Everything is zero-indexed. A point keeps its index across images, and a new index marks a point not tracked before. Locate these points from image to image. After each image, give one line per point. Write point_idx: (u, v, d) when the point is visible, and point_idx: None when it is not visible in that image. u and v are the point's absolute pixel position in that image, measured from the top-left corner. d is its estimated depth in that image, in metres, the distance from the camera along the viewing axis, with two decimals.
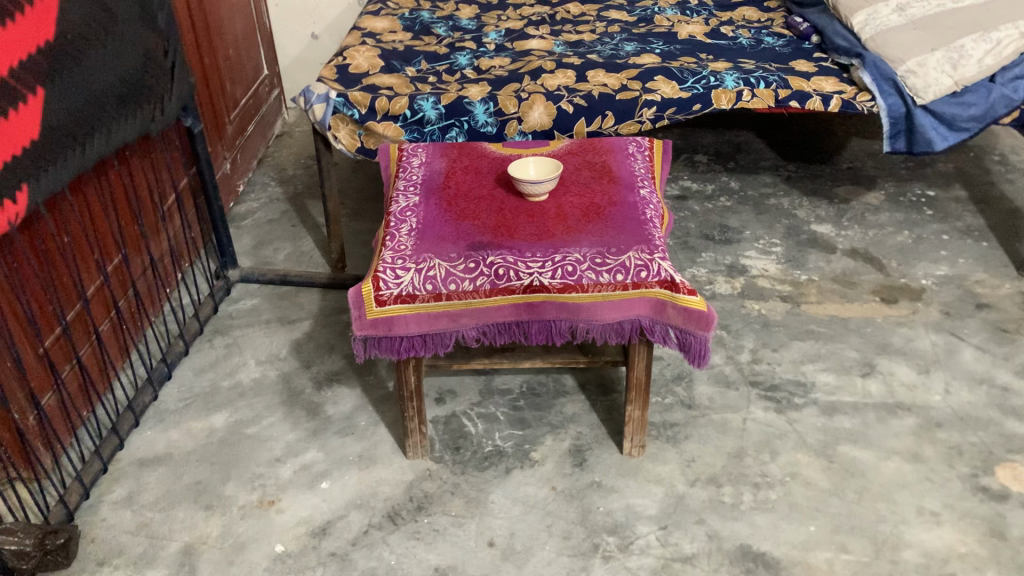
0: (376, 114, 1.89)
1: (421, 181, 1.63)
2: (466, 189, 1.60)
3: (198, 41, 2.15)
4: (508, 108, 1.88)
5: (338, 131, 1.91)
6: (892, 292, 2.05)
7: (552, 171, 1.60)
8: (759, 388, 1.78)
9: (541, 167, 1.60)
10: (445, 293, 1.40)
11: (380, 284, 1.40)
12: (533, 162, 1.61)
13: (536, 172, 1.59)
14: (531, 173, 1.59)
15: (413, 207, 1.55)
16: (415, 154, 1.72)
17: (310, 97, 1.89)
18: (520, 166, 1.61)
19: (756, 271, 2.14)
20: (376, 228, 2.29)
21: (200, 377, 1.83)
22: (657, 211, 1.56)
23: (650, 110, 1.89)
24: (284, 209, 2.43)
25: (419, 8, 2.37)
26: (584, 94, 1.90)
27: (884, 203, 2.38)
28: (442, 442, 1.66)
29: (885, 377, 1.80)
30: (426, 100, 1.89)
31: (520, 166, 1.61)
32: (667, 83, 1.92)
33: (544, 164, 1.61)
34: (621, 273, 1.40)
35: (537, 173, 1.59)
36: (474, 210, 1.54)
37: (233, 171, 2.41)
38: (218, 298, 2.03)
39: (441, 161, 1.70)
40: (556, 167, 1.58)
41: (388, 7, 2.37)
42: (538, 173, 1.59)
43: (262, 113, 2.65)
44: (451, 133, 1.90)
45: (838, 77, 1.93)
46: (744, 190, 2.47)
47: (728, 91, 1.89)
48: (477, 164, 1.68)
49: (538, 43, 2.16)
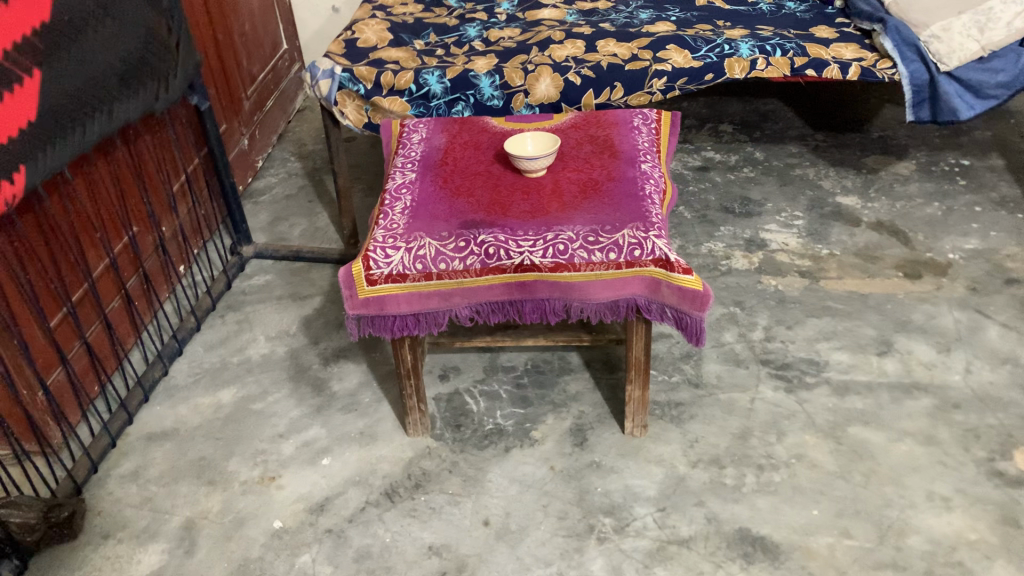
0: (381, 89, 1.88)
1: (420, 157, 1.61)
2: (464, 166, 1.58)
3: (212, 18, 2.15)
4: (514, 80, 1.85)
5: (344, 107, 1.90)
6: (916, 266, 1.97)
7: (551, 145, 1.56)
8: (770, 366, 1.73)
9: (539, 143, 1.55)
10: (436, 272, 1.38)
11: (370, 263, 1.39)
12: (532, 138, 1.56)
13: (534, 148, 1.55)
14: (528, 149, 1.55)
15: (408, 184, 1.54)
16: (416, 130, 1.70)
17: (316, 73, 1.89)
18: (517, 142, 1.57)
19: (775, 245, 2.08)
20: None
21: (211, 353, 1.85)
22: (658, 187, 1.52)
23: (660, 81, 1.83)
24: (301, 184, 2.44)
25: None
26: (593, 65, 1.85)
27: (915, 173, 2.29)
28: (443, 420, 1.65)
29: (903, 355, 1.74)
30: (432, 74, 1.87)
31: (518, 142, 1.57)
32: (681, 52, 1.86)
33: (543, 139, 1.56)
34: (614, 252, 1.37)
35: (536, 150, 1.54)
36: (470, 187, 1.52)
37: (251, 146, 2.42)
38: (231, 274, 2.05)
39: (442, 137, 1.68)
40: (553, 147, 1.53)
41: None
42: (535, 150, 1.54)
43: (282, 88, 2.66)
44: (457, 107, 1.87)
45: (858, 44, 1.85)
46: (769, 160, 2.40)
47: (741, 60, 1.83)
48: (478, 139, 1.66)
49: (551, 13, 2.11)
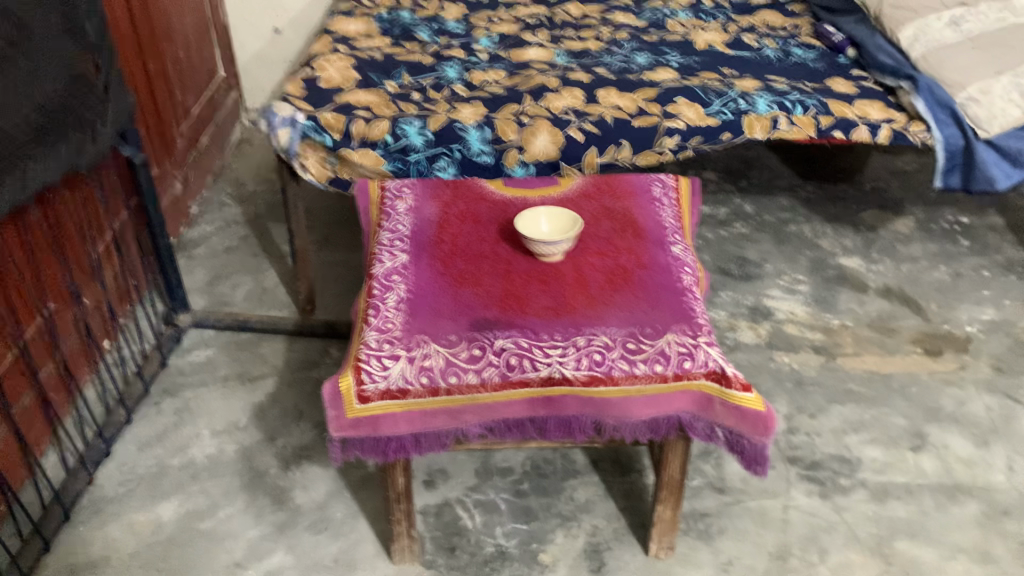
0: (351, 139, 1.62)
1: (410, 233, 1.36)
2: (465, 245, 1.34)
3: (144, 49, 1.84)
4: (507, 135, 1.62)
5: (306, 159, 1.63)
6: (935, 341, 1.82)
7: (567, 223, 1.32)
8: (798, 466, 1.55)
9: (554, 222, 1.32)
10: (444, 387, 1.13)
11: (363, 376, 1.13)
12: (550, 212, 1.33)
13: (553, 236, 1.30)
14: (543, 234, 1.30)
15: (401, 269, 1.29)
16: (401, 197, 1.45)
17: (273, 120, 1.62)
18: (528, 223, 1.32)
19: (782, 315, 1.90)
20: (349, 259, 2.02)
21: (145, 454, 1.56)
22: (693, 275, 1.30)
23: (672, 140, 1.63)
24: (243, 234, 2.14)
25: (399, 6, 2.07)
26: (596, 120, 1.64)
27: (915, 231, 2.15)
28: (434, 542, 1.40)
29: (939, 451, 1.57)
30: (411, 124, 1.63)
31: (529, 217, 1.33)
32: (691, 107, 1.66)
33: (561, 213, 1.33)
34: (661, 363, 1.14)
35: (555, 235, 1.29)
36: (476, 274, 1.28)
37: (185, 191, 2.11)
38: (165, 350, 1.75)
39: (433, 206, 1.43)
40: (576, 227, 1.30)
41: (362, 5, 2.06)
42: (552, 236, 1.30)
43: (218, 121, 2.35)
44: (440, 162, 1.62)
45: (883, 101, 1.68)
46: (761, 214, 2.22)
47: (761, 118, 1.63)
48: (475, 210, 1.42)
49: (537, 53, 1.88)
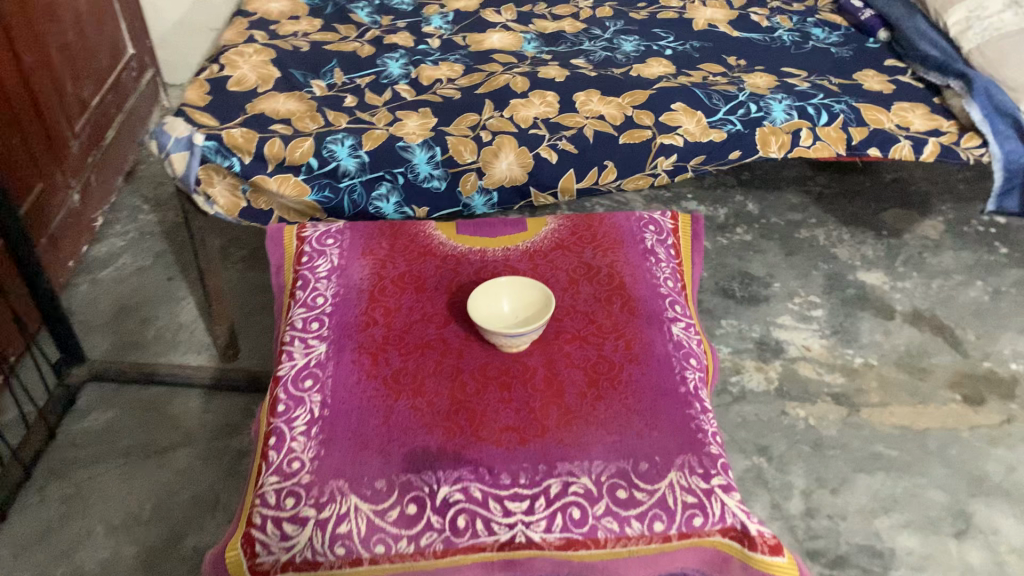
0: (266, 163, 1.29)
1: (331, 310, 1.05)
2: (402, 328, 1.03)
3: (12, 36, 1.49)
4: (461, 156, 1.29)
5: (211, 189, 1.30)
6: (975, 384, 1.54)
7: (536, 301, 1.01)
8: (820, 563, 1.28)
9: (516, 302, 1.02)
10: (368, 559, 0.83)
11: (258, 547, 0.83)
12: (512, 285, 1.02)
13: (522, 323, 0.99)
14: (507, 325, 0.99)
15: (316, 369, 0.98)
16: (322, 252, 1.13)
17: (164, 140, 1.28)
18: (485, 306, 1.01)
19: (795, 351, 1.61)
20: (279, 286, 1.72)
21: (22, 562, 1.27)
22: (700, 367, 1.00)
23: (667, 160, 1.30)
24: (159, 251, 1.82)
25: None
26: (573, 134, 1.30)
27: (945, 236, 1.86)
28: None
29: (987, 538, 1.31)
30: (340, 142, 1.30)
31: (483, 294, 1.01)
32: (692, 115, 1.33)
33: (524, 287, 1.02)
34: (661, 520, 0.84)
35: (524, 324, 0.99)
36: (415, 376, 0.97)
37: (85, 202, 1.78)
38: (54, 418, 1.45)
39: (362, 267, 1.11)
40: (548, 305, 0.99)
41: None
42: (518, 324, 0.99)
43: (129, 108, 1.99)
44: (379, 188, 1.30)
45: (927, 105, 1.37)
46: (766, 216, 1.91)
47: (778, 132, 1.31)
48: (417, 272, 1.10)
49: (501, 39, 1.54)
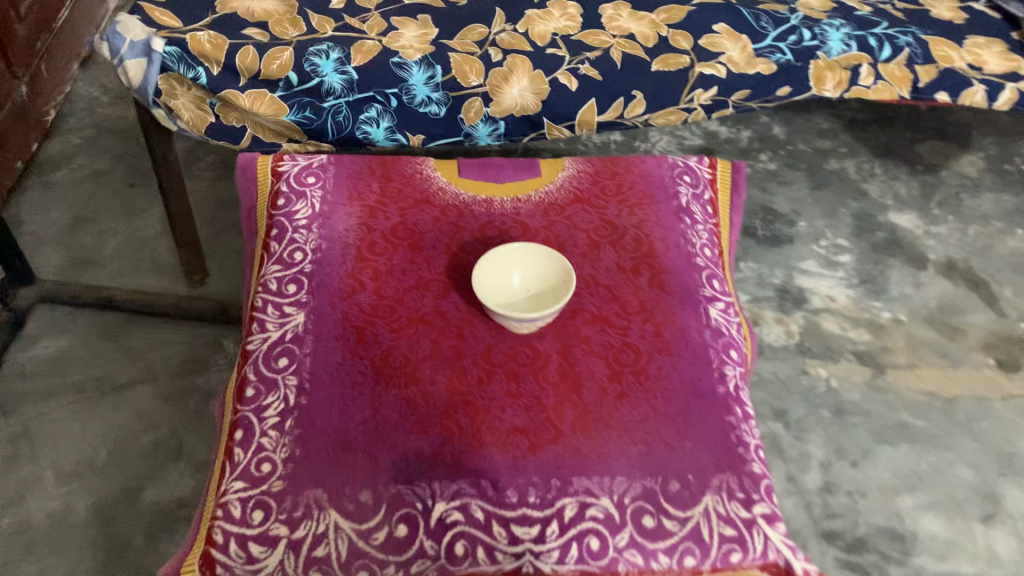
0: (238, 76, 1.10)
1: (311, 269, 0.89)
2: (394, 297, 0.87)
3: None
4: (466, 77, 1.11)
5: (174, 101, 1.12)
6: (1010, 348, 1.42)
7: (554, 275, 0.86)
8: (836, 546, 1.18)
9: (529, 273, 0.87)
10: None
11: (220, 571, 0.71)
12: (525, 252, 0.87)
13: (539, 304, 0.85)
14: (520, 307, 0.85)
15: (292, 345, 0.83)
16: (301, 193, 0.97)
17: (118, 44, 1.09)
18: (494, 280, 0.86)
19: (818, 301, 1.47)
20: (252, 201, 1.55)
21: None
22: (739, 361, 0.86)
23: (706, 94, 1.13)
24: (119, 152, 1.63)
25: None
26: (598, 57, 1.12)
27: (985, 175, 1.70)
28: None
29: (1015, 524, 1.22)
30: (324, 54, 1.10)
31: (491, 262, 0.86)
32: (737, 40, 1.14)
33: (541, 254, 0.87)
34: (693, 555, 0.73)
35: (540, 305, 0.85)
36: (409, 358, 0.83)
37: (33, 93, 1.57)
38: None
39: (348, 215, 0.95)
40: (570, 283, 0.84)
41: None
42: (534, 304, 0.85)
43: None
44: (369, 110, 1.13)
45: (1005, 40, 1.17)
46: (793, 142, 1.74)
47: (836, 67, 1.14)
48: (413, 225, 0.94)
49: None
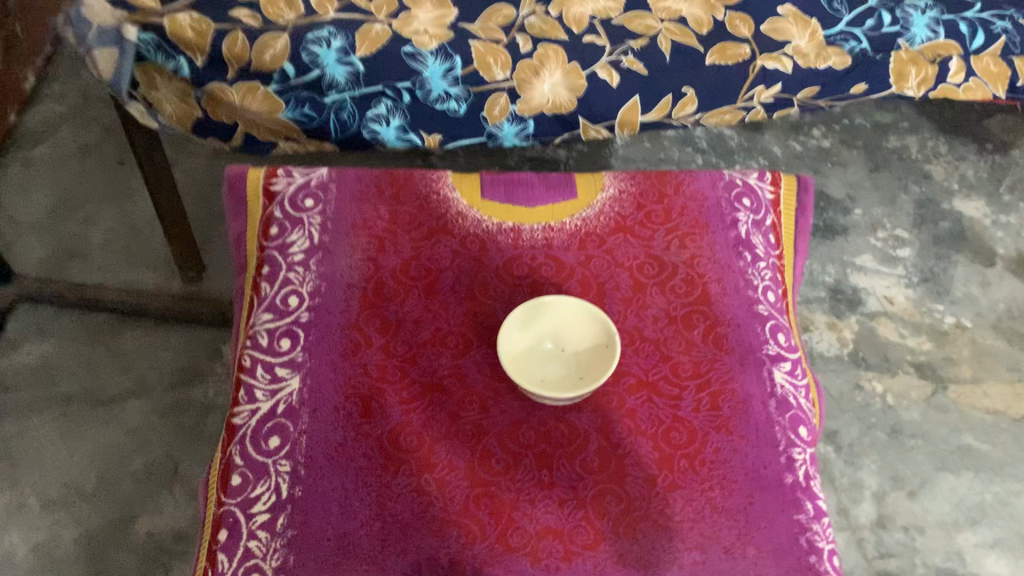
0: (224, 67, 0.95)
1: (309, 319, 0.77)
2: (405, 356, 0.75)
3: None
4: (489, 70, 0.96)
5: (153, 93, 0.99)
6: None
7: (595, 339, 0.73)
8: None
9: (565, 332, 0.74)
10: None
11: None
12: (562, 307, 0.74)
13: (576, 373, 0.73)
14: (553, 375, 0.73)
15: (284, 420, 0.71)
16: (298, 220, 0.83)
17: (83, 29, 0.93)
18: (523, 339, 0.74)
19: (875, 304, 1.34)
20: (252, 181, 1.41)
21: None
22: (809, 438, 0.74)
23: (768, 91, 0.97)
24: (108, 122, 1.49)
25: None
26: (643, 47, 0.96)
27: None
28: None
29: None
30: (325, 42, 0.95)
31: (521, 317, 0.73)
32: (806, 25, 0.97)
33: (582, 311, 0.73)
34: None
35: (577, 377, 0.72)
36: (421, 437, 0.71)
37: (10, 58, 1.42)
38: None
39: (352, 249, 0.81)
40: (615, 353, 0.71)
41: None
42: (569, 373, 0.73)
43: None
44: (377, 106, 0.99)
45: None
46: (849, 114, 1.56)
47: (919, 61, 0.97)
48: (427, 261, 0.81)
49: None
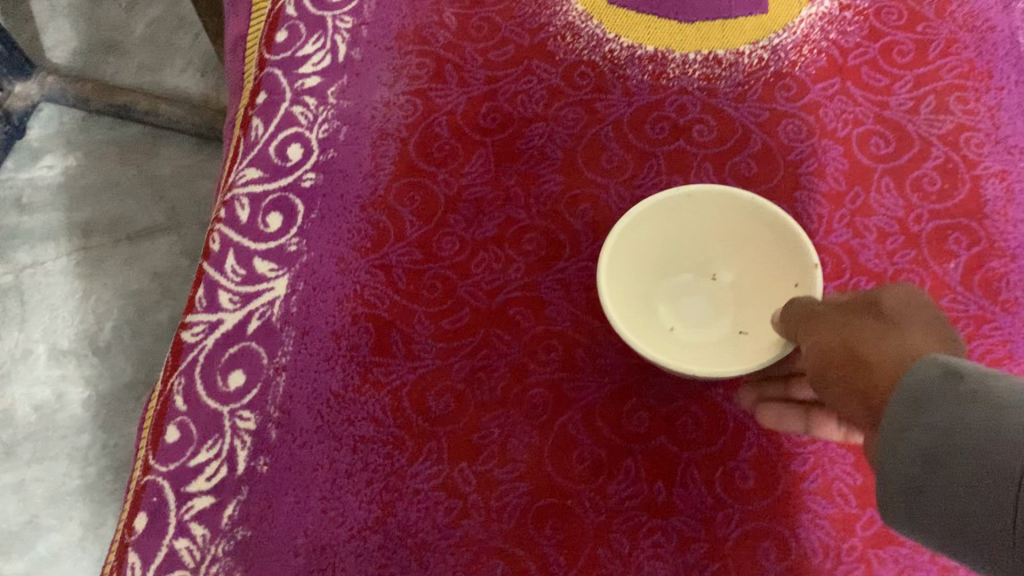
0: None
1: (315, 184, 0.49)
2: (453, 260, 0.47)
3: None
4: None
5: None
6: None
7: (774, 264, 0.44)
8: None
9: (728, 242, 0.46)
10: None
11: None
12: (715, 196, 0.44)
13: (734, 322, 0.46)
14: (696, 319, 0.48)
15: (256, 346, 0.45)
16: (319, 23, 0.53)
17: None
18: (647, 259, 0.47)
19: None
20: None
21: None
22: None
23: None
24: None
25: None
26: None
27: None
28: None
29: None
30: None
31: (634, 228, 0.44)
32: None
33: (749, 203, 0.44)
34: None
35: (734, 330, 0.46)
36: (464, 399, 0.44)
37: None
38: None
39: (395, 75, 0.52)
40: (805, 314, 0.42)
41: None
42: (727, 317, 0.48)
43: None
44: None
45: None
46: None
47: None
48: (509, 103, 0.51)
49: None
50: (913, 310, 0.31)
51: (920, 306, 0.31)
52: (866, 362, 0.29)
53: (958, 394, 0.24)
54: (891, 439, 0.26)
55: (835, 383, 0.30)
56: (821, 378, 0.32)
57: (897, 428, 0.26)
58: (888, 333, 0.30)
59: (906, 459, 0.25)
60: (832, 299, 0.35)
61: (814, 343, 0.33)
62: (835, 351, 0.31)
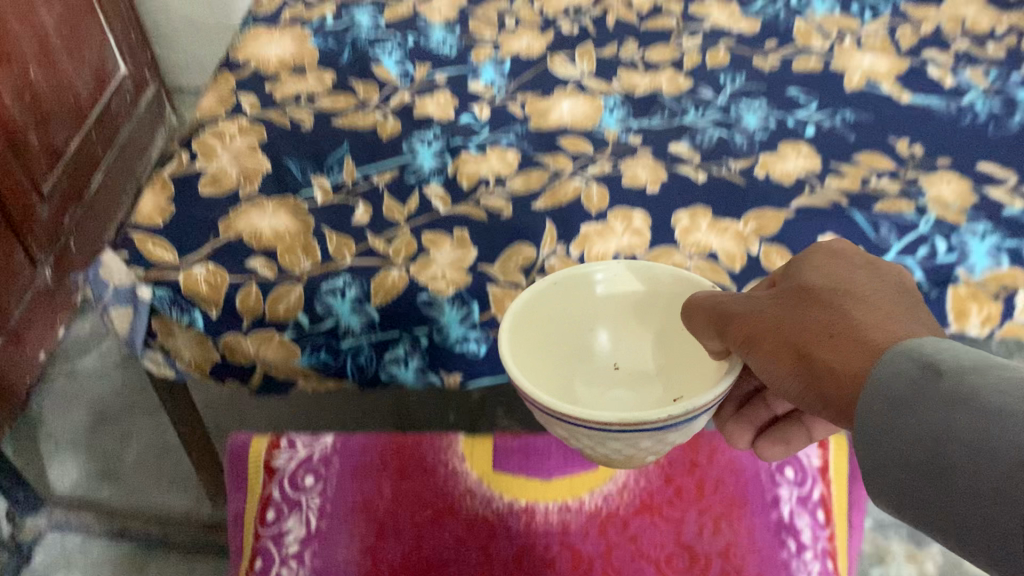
0: (240, 319, 0.92)
1: None
2: None
3: None
4: None
5: (172, 341, 0.95)
6: None
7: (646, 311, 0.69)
8: None
9: (614, 320, 0.71)
10: None
11: None
12: (590, 280, 0.69)
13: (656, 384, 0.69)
14: (619, 391, 0.70)
15: None
16: (297, 503, 0.78)
17: (100, 290, 0.93)
18: (563, 346, 0.69)
19: None
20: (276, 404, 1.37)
21: None
22: None
23: None
24: None
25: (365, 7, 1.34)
26: None
27: None
28: None
29: None
30: (339, 293, 0.92)
31: (537, 317, 0.66)
32: None
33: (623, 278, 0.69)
34: None
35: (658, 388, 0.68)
36: None
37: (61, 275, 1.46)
38: None
39: (350, 541, 0.76)
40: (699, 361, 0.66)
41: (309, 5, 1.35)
42: (640, 392, 0.71)
43: (122, 141, 1.69)
44: (395, 349, 0.93)
45: None
46: None
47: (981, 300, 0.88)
48: (430, 555, 0.75)
49: (574, 105, 1.13)
50: (834, 293, 0.49)
51: (836, 289, 0.49)
52: (830, 359, 0.46)
53: (929, 384, 0.39)
54: (880, 424, 0.41)
55: (813, 366, 0.47)
56: (794, 366, 0.48)
57: (889, 418, 0.40)
58: (836, 322, 0.47)
59: (903, 439, 0.39)
60: (754, 299, 0.53)
61: (770, 332, 0.50)
62: (799, 341, 0.48)
